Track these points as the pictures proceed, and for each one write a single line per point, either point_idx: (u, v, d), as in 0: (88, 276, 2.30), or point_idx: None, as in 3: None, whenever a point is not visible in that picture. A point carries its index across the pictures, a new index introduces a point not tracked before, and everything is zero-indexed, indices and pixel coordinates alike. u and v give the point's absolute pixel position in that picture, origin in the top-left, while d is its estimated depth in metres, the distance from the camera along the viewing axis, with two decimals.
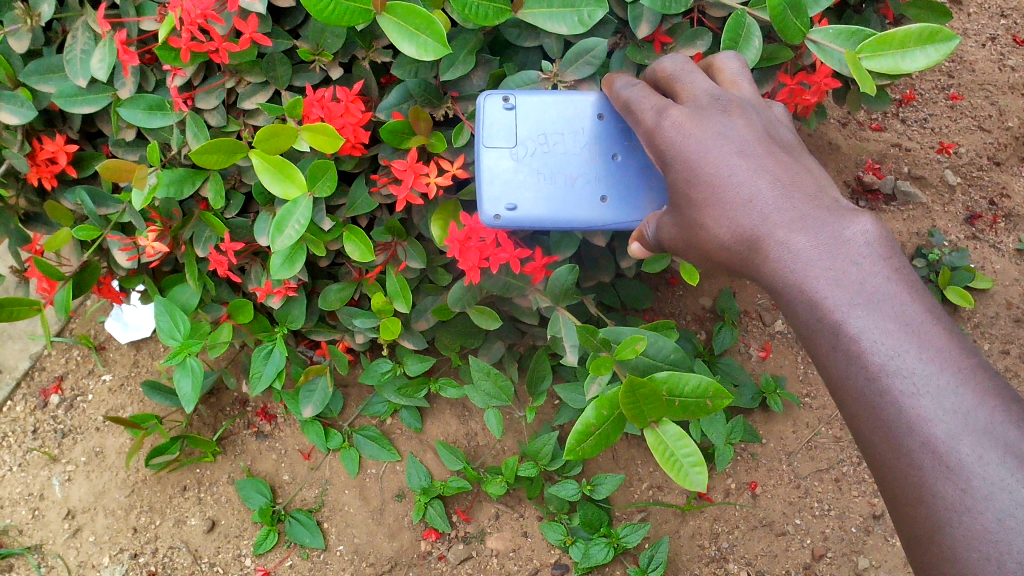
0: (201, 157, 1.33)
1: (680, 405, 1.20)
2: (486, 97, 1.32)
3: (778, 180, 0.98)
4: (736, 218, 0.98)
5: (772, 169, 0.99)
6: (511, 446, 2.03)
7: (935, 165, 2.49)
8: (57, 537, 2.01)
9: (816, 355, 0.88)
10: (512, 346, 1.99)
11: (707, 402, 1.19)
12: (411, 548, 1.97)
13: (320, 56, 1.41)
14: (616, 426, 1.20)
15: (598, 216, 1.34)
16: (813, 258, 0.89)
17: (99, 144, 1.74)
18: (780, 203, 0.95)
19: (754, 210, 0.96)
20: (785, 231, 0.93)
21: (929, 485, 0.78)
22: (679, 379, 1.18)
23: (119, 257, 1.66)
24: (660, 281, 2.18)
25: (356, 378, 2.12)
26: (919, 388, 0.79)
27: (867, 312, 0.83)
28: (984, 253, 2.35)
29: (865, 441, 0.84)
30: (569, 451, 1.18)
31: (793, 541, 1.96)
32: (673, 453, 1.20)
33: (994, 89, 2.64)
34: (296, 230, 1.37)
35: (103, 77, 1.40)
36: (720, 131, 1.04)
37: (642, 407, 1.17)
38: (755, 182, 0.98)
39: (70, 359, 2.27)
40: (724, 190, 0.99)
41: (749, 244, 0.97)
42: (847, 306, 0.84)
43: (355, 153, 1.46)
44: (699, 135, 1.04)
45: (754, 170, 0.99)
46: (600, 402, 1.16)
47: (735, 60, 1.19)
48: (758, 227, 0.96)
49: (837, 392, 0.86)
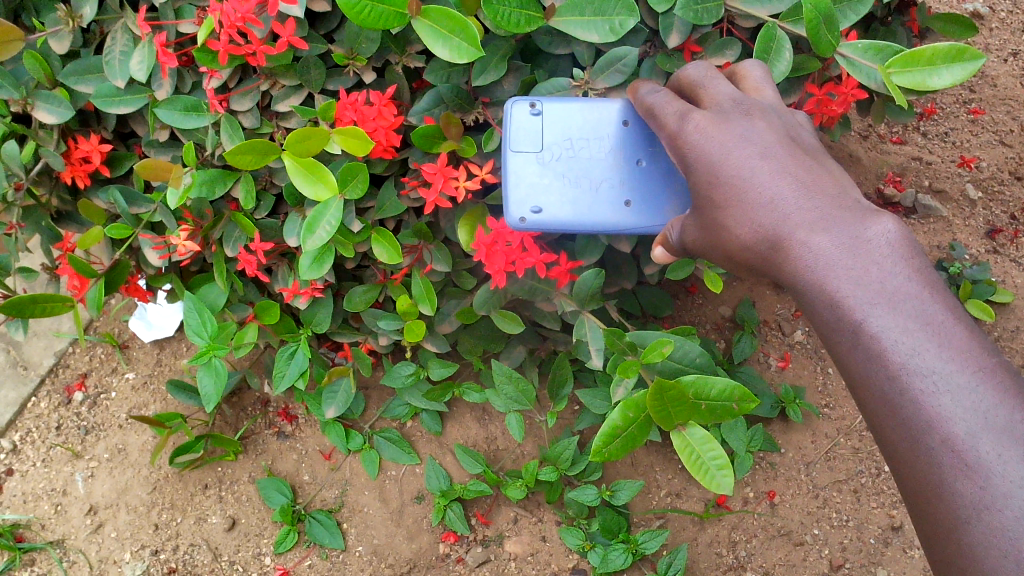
0: (235, 158, 1.35)
1: (706, 407, 1.22)
2: (513, 103, 1.32)
3: (799, 183, 0.99)
4: (757, 218, 0.99)
5: (793, 172, 1.00)
6: (531, 451, 2.05)
7: (956, 178, 2.50)
8: (79, 533, 2.03)
9: (835, 354, 0.89)
10: (533, 351, 2.00)
11: (733, 406, 1.20)
12: (429, 551, 1.98)
13: (354, 60, 1.43)
14: (642, 427, 1.22)
15: (622, 220, 1.35)
16: (833, 257, 0.90)
17: (131, 145, 1.77)
18: (802, 204, 0.97)
19: (776, 211, 0.98)
20: (806, 230, 0.94)
21: (948, 483, 0.79)
22: (707, 383, 1.19)
23: (149, 257, 1.68)
24: (680, 290, 2.19)
25: (377, 380, 2.14)
26: (938, 386, 0.80)
27: (887, 311, 0.84)
28: (1005, 267, 2.34)
29: (884, 439, 0.85)
30: (594, 451, 1.20)
31: (810, 552, 1.97)
32: (699, 456, 1.22)
33: (1016, 104, 2.64)
34: (326, 231, 1.39)
35: (142, 78, 1.43)
36: (740, 133, 1.05)
37: (669, 410, 1.19)
38: (776, 185, 0.99)
39: (94, 357, 2.29)
40: (746, 191, 1.01)
41: (770, 243, 0.98)
42: (867, 305, 0.85)
43: (386, 156, 1.48)
44: (720, 138, 1.06)
45: (776, 173, 1.00)
46: (627, 405, 1.18)
47: (758, 69, 1.20)
48: (780, 228, 0.97)
49: (856, 390, 0.87)
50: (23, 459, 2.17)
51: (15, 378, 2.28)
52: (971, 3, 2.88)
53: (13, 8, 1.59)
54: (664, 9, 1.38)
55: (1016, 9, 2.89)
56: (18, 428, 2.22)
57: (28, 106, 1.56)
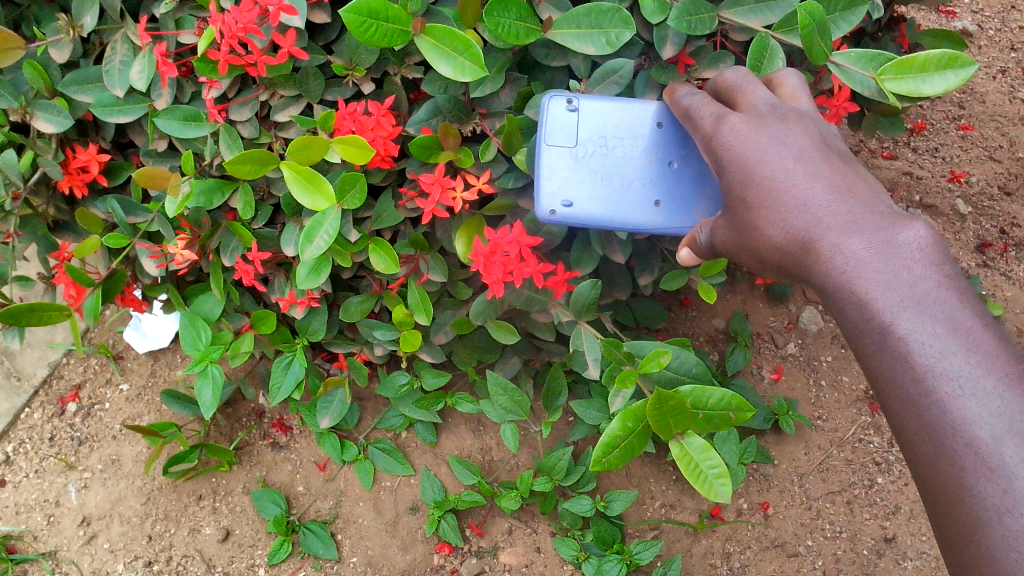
0: (234, 168, 1.37)
1: (704, 417, 1.23)
2: (551, 97, 1.35)
3: (832, 186, 1.01)
4: (790, 221, 1.01)
5: (827, 175, 1.02)
6: (525, 462, 2.05)
7: (946, 193, 2.52)
8: (71, 544, 2.02)
9: (862, 355, 0.91)
10: (528, 363, 2.02)
11: (730, 415, 1.22)
12: (424, 562, 1.98)
13: (353, 71, 1.45)
14: (641, 438, 1.22)
15: (651, 219, 1.36)
16: (864, 259, 0.92)
17: (129, 154, 1.77)
18: (835, 205, 0.98)
19: (809, 211, 0.99)
20: (837, 232, 0.96)
21: (971, 486, 0.79)
22: (703, 393, 1.21)
23: (146, 266, 1.68)
24: (673, 302, 2.21)
25: (371, 391, 2.14)
26: (964, 389, 0.81)
27: (915, 314, 0.86)
28: (995, 281, 2.37)
29: (908, 441, 0.86)
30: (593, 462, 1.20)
31: (804, 563, 1.97)
32: (699, 465, 1.22)
33: (1004, 120, 2.68)
34: (325, 241, 1.40)
35: (141, 88, 1.44)
36: (777, 137, 1.07)
37: (668, 419, 1.20)
38: (810, 187, 1.01)
39: (88, 367, 2.29)
40: (782, 191, 1.03)
41: (802, 245, 0.99)
42: (896, 307, 0.87)
43: (385, 166, 1.49)
44: (755, 139, 1.08)
45: (810, 175, 1.02)
46: (627, 414, 1.19)
47: (795, 76, 1.22)
48: (812, 229, 0.98)
49: (882, 392, 0.89)
50: (16, 470, 2.16)
51: (8, 389, 2.27)
52: (959, 21, 2.93)
53: (13, 18, 1.60)
54: (658, 22, 1.40)
55: (1004, 27, 2.94)
56: (10, 440, 2.21)
57: (28, 116, 1.56)
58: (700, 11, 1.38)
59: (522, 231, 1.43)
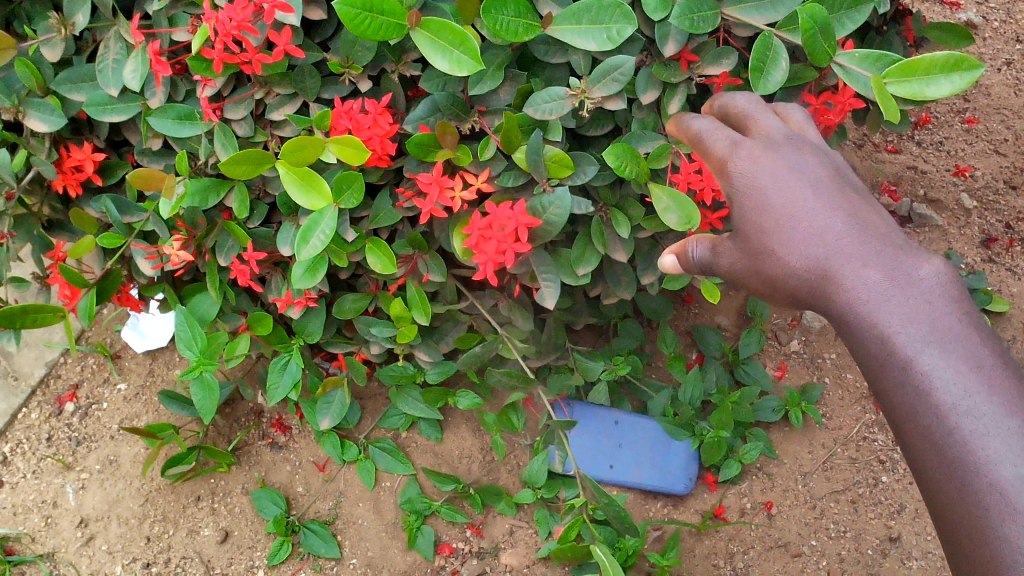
0: (229, 168, 1.36)
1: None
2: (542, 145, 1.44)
3: (848, 214, 1.00)
4: (806, 248, 1.00)
5: (842, 203, 1.02)
6: (527, 462, 2.04)
7: (951, 187, 2.49)
8: (69, 546, 2.00)
9: (879, 387, 0.92)
10: (529, 362, 2.00)
11: None
12: (425, 563, 1.96)
13: (350, 69, 1.42)
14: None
15: None
16: (885, 293, 0.92)
17: (124, 153, 1.75)
18: (852, 234, 0.98)
19: (826, 239, 0.99)
20: (855, 263, 0.95)
21: (994, 526, 0.82)
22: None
23: (141, 266, 1.66)
24: (675, 299, 2.20)
25: (371, 391, 2.12)
26: (989, 429, 0.83)
27: (940, 352, 0.87)
28: (1000, 276, 2.34)
29: (925, 475, 0.88)
30: None
31: (808, 563, 1.95)
32: None
33: (1010, 113, 2.65)
34: (320, 242, 1.36)
35: (135, 87, 1.42)
36: (793, 166, 1.06)
37: None
38: (827, 215, 1.00)
39: (85, 367, 2.27)
40: (797, 218, 1.01)
41: (817, 273, 0.98)
42: (919, 343, 0.88)
43: (382, 165, 1.47)
44: (771, 166, 1.06)
45: (827, 203, 1.01)
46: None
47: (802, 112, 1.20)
48: (828, 259, 0.98)
49: (900, 426, 0.90)
50: (13, 470, 2.14)
51: (6, 388, 2.24)
52: (964, 12, 2.90)
53: (5, 16, 1.58)
54: (660, 18, 1.38)
55: (1009, 18, 2.90)
56: (7, 440, 2.19)
57: (20, 115, 1.54)
58: (704, 8, 1.35)
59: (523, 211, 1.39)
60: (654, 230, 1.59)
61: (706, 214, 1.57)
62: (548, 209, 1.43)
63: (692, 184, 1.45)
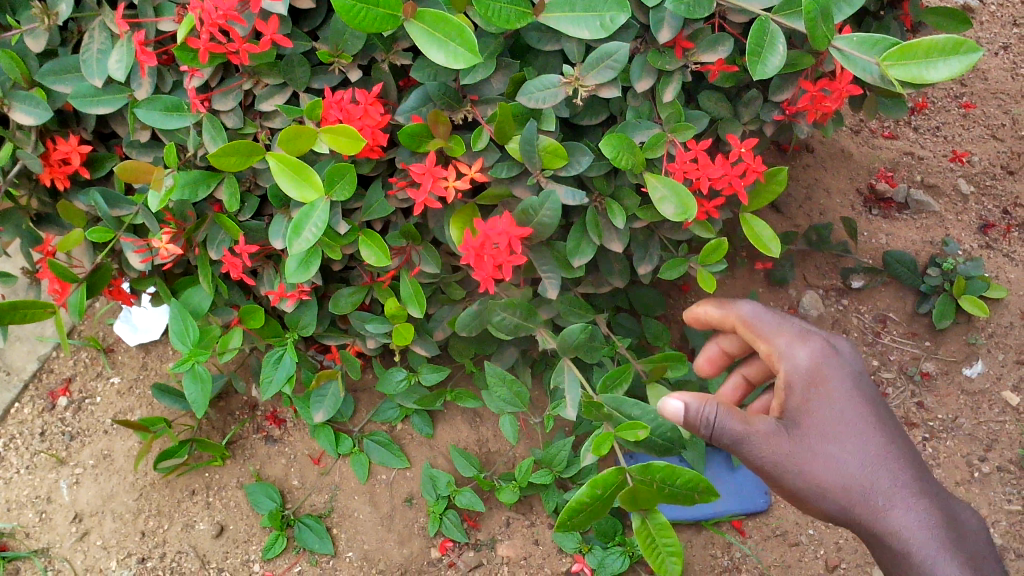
0: (218, 160, 1.34)
1: (671, 490, 1.18)
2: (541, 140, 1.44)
3: (863, 452, 1.23)
4: (831, 477, 1.21)
5: (865, 451, 1.23)
6: (523, 453, 2.03)
7: (948, 173, 2.48)
8: (63, 541, 1.99)
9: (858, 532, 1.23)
10: (525, 353, 1.98)
11: (696, 495, 1.17)
12: (421, 556, 1.96)
13: (339, 58, 1.40)
14: (605, 501, 1.17)
15: None
16: (913, 531, 1.20)
17: (112, 145, 1.72)
18: (868, 468, 1.22)
19: (852, 484, 1.22)
20: (876, 499, 1.21)
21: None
22: (675, 471, 1.14)
23: (131, 260, 1.64)
24: (671, 288, 2.19)
25: (366, 382, 2.11)
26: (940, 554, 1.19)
27: (908, 502, 1.22)
28: (997, 262, 2.32)
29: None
30: (558, 524, 1.17)
31: (806, 552, 1.95)
32: (652, 540, 1.20)
33: (1007, 98, 2.63)
34: (313, 234, 1.35)
35: (120, 78, 1.39)
36: (829, 426, 1.23)
37: (636, 494, 1.17)
38: (846, 456, 1.22)
39: (78, 361, 2.24)
40: (815, 457, 1.22)
41: (841, 504, 1.22)
42: (933, 558, 1.19)
43: (373, 156, 1.44)
44: (800, 447, 1.22)
45: (853, 450, 1.23)
46: (595, 483, 1.13)
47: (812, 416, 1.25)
48: (859, 488, 1.22)
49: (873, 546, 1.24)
50: (6, 466, 2.11)
51: None
52: None
53: None
54: (655, 4, 1.35)
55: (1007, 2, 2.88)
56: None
57: (4, 107, 1.51)
58: None
59: (513, 223, 1.39)
60: (649, 219, 1.58)
61: (703, 202, 1.54)
62: (541, 212, 1.42)
63: (687, 174, 1.43)
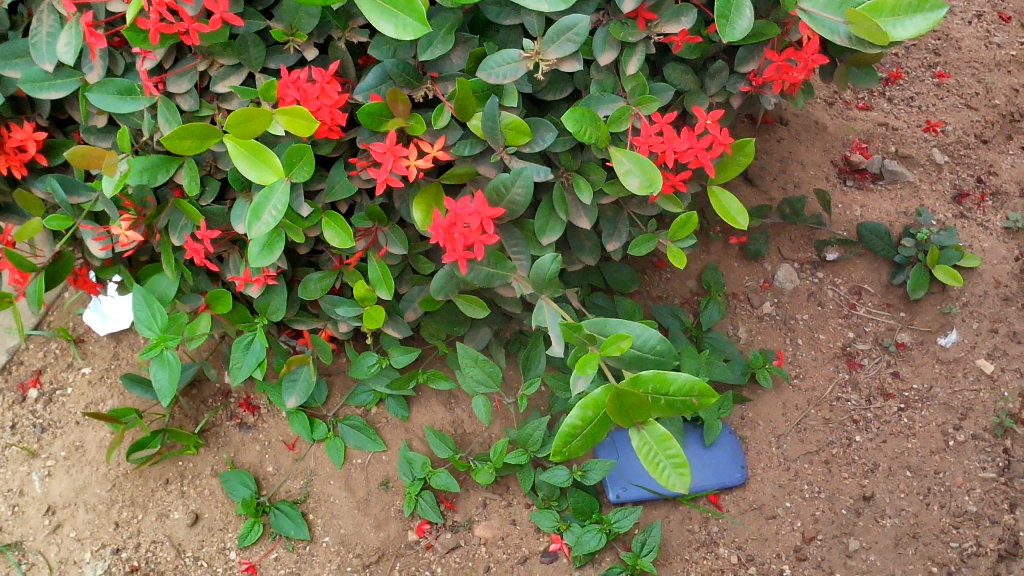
0: (173, 144, 1.31)
1: (667, 401, 1.19)
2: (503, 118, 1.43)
3: None
4: None
5: None
6: (499, 434, 2.02)
7: (922, 143, 2.46)
8: (36, 534, 1.95)
9: None
10: (498, 333, 1.97)
11: (693, 400, 1.18)
12: (398, 539, 1.95)
13: (294, 37, 1.38)
14: (602, 424, 1.21)
15: None
16: None
17: (70, 131, 1.69)
18: None
19: None
20: None
21: None
22: (666, 377, 1.17)
23: (91, 248, 1.62)
24: (647, 265, 2.20)
25: (339, 367, 2.09)
26: None
27: None
28: (973, 232, 2.28)
29: None
30: (554, 452, 1.19)
31: (783, 525, 1.94)
32: (656, 456, 1.20)
33: (981, 66, 2.61)
34: (273, 217, 1.32)
35: (70, 61, 1.36)
36: None
37: (626, 410, 1.18)
38: None
39: (48, 352, 2.20)
40: None
41: None
42: None
43: (333, 136, 1.42)
44: None
45: None
46: (587, 404, 1.17)
47: None
48: None
49: None
50: None
51: None
52: None
53: None
54: None
55: None
56: None
57: None
58: None
59: (484, 204, 1.36)
60: (617, 195, 1.56)
61: (670, 177, 1.53)
62: (513, 186, 1.40)
63: (652, 148, 1.41)
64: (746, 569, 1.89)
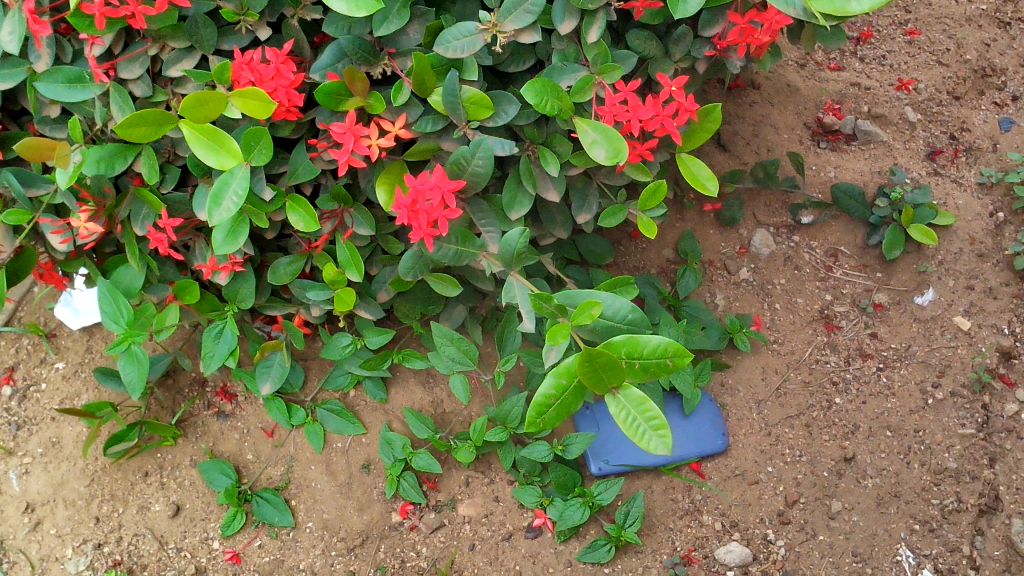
0: (126, 131, 1.28)
1: (640, 366, 1.20)
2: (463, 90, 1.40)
3: None
4: None
5: None
6: (479, 412, 2.01)
7: (895, 102, 2.44)
8: (17, 532, 1.93)
9: None
10: (474, 310, 1.95)
11: (668, 363, 1.18)
12: (381, 521, 1.94)
13: (246, 16, 1.35)
14: (577, 393, 1.21)
15: None
16: None
17: (24, 122, 1.64)
18: None
19: None
20: None
21: None
22: (638, 342, 1.18)
23: (52, 241, 1.58)
24: (621, 236, 2.18)
25: (315, 351, 2.07)
26: None
27: None
28: (946, 189, 2.27)
29: None
30: (529, 423, 1.20)
31: (765, 489, 1.95)
32: (634, 419, 1.19)
33: (951, 22, 2.58)
34: (233, 202, 1.29)
35: (14, 50, 1.32)
36: None
37: (602, 375, 1.17)
38: None
39: (20, 349, 2.16)
40: None
41: None
42: None
43: (291, 117, 1.39)
44: None
45: None
46: (559, 372, 1.17)
47: None
48: None
49: None
50: None
51: None
52: None
53: None
54: None
55: None
56: None
57: None
58: None
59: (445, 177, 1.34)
60: (584, 166, 1.54)
61: (637, 145, 1.51)
62: (472, 160, 1.37)
63: (617, 117, 1.39)
64: (730, 534, 1.90)
